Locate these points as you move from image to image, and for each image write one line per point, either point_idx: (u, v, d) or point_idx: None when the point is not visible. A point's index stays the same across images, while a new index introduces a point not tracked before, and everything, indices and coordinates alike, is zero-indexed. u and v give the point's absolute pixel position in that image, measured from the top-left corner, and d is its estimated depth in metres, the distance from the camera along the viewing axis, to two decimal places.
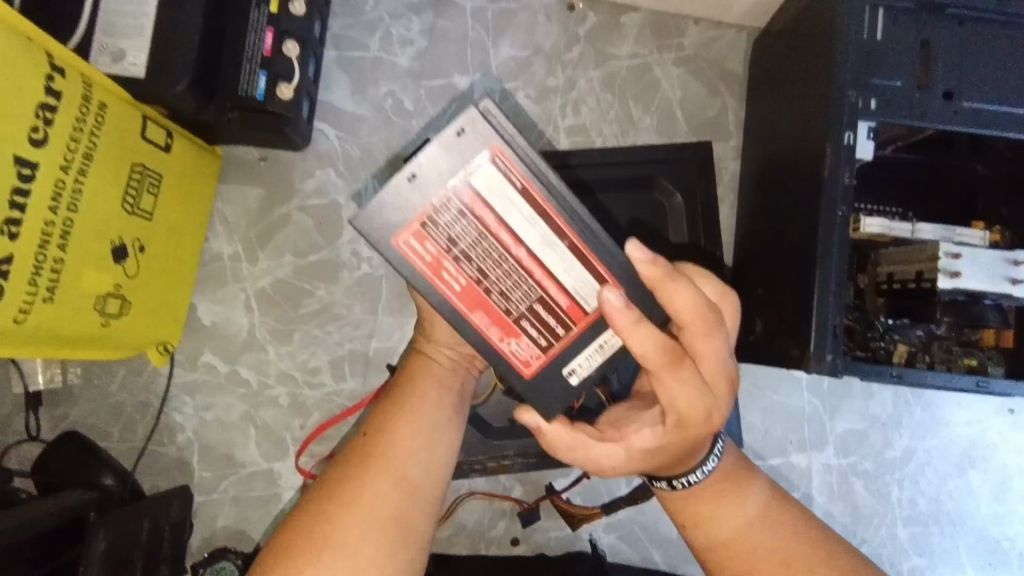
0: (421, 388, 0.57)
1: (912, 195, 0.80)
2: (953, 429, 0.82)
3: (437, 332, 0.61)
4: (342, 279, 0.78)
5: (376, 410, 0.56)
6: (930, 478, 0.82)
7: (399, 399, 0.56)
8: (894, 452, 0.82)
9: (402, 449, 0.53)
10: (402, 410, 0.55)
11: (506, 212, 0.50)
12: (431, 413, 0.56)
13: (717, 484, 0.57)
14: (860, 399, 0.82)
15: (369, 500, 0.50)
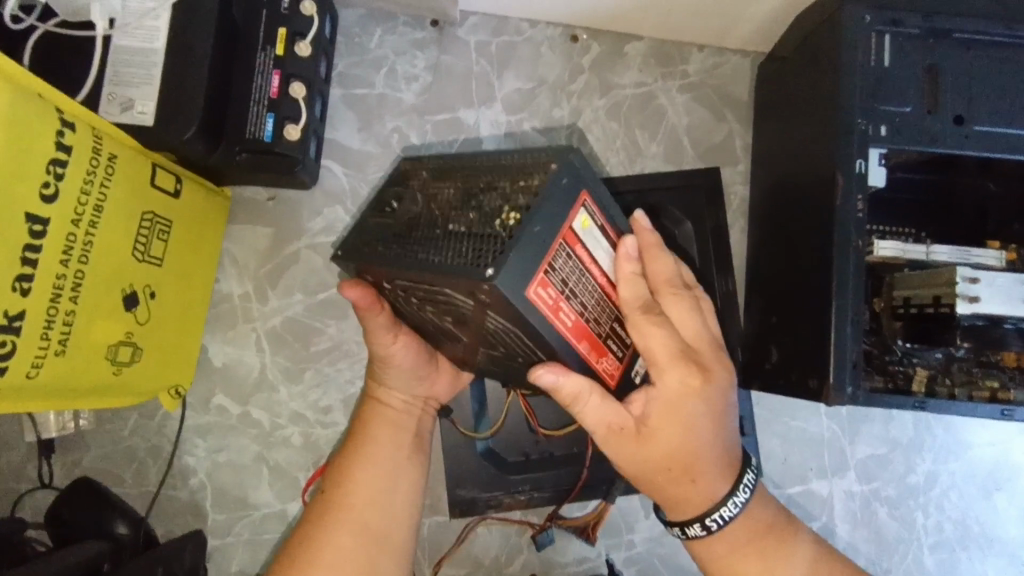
0: (372, 436, 0.64)
1: (924, 217, 0.79)
2: (977, 451, 0.80)
3: (390, 380, 0.65)
4: (353, 317, 0.78)
5: (335, 464, 0.62)
6: (956, 502, 0.80)
7: (352, 452, 0.63)
8: (917, 476, 0.80)
9: (356, 497, 0.60)
10: (358, 463, 0.62)
11: (595, 248, 0.46)
12: (382, 459, 0.63)
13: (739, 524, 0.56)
14: (880, 424, 0.81)
15: (333, 555, 0.57)
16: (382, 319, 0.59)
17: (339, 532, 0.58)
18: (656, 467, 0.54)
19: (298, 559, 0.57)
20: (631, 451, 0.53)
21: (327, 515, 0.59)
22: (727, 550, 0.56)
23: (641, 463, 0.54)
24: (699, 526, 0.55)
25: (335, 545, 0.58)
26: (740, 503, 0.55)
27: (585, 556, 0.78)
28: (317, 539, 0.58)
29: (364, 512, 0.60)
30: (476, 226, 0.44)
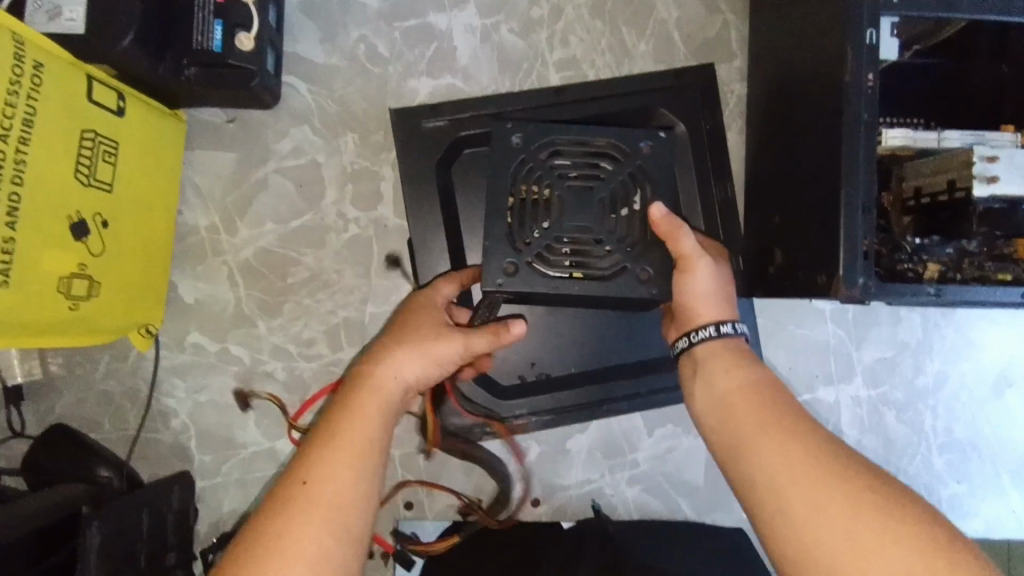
0: (352, 410, 0.51)
1: (938, 104, 0.73)
2: (986, 348, 0.77)
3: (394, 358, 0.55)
4: (330, 244, 0.73)
5: (307, 444, 0.49)
6: (966, 402, 0.77)
7: (318, 432, 0.50)
8: (925, 378, 0.77)
9: (309, 489, 0.47)
10: (334, 445, 0.49)
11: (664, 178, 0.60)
12: (356, 442, 0.49)
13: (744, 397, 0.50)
14: (887, 326, 0.78)
15: (296, 554, 0.44)
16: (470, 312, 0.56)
17: (285, 529, 0.45)
18: (721, 306, 0.56)
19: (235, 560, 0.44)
20: (708, 282, 0.56)
21: (277, 506, 0.46)
22: (709, 353, 0.54)
23: (705, 298, 0.56)
24: (710, 328, 0.55)
25: (276, 548, 0.44)
26: (733, 327, 0.55)
27: (588, 478, 0.75)
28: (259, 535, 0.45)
29: (337, 506, 0.46)
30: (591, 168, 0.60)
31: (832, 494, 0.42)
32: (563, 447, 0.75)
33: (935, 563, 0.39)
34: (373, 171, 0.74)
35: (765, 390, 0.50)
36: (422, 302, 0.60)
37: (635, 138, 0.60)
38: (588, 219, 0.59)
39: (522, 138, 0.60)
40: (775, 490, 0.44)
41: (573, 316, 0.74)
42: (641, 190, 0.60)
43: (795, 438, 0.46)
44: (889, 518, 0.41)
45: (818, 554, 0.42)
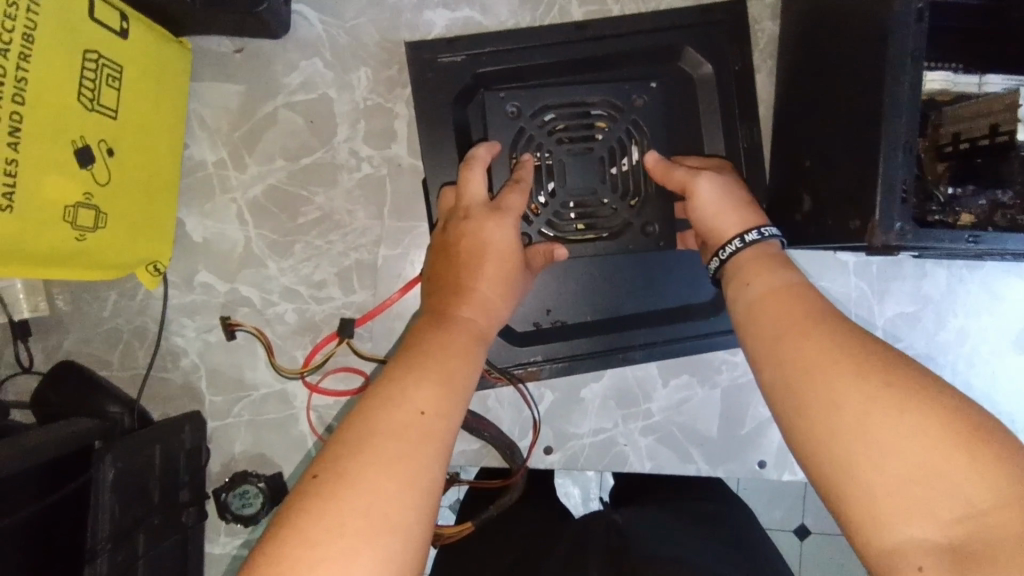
0: (442, 338, 0.50)
1: (991, 43, 0.68)
2: (1012, 304, 0.75)
3: (470, 293, 0.55)
4: (342, 184, 0.71)
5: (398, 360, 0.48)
6: (986, 358, 0.75)
7: (414, 359, 0.48)
8: (947, 333, 0.75)
9: (421, 416, 0.44)
10: (426, 362, 0.48)
11: (657, 136, 0.70)
12: (458, 378, 0.48)
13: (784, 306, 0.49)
14: (912, 280, 0.75)
15: (396, 457, 0.42)
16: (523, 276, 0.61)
17: (396, 451, 0.42)
18: (739, 215, 0.59)
19: (342, 466, 0.41)
20: (711, 194, 0.60)
21: (381, 428, 0.43)
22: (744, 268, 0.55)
23: (717, 210, 0.60)
24: (737, 241, 0.57)
25: (386, 465, 0.41)
26: (759, 234, 0.57)
27: (601, 427, 0.74)
28: (361, 451, 0.42)
29: (432, 416, 0.45)
30: (585, 130, 0.69)
31: (849, 384, 0.42)
32: (577, 395, 0.74)
33: (956, 442, 0.38)
34: (387, 108, 0.71)
35: (790, 297, 0.50)
36: (496, 237, 0.58)
37: (629, 94, 0.69)
38: (589, 180, 0.68)
39: (517, 108, 0.69)
40: (795, 386, 0.45)
41: (590, 262, 0.72)
42: (635, 142, 0.69)
43: (810, 336, 0.46)
44: (908, 403, 0.40)
45: (851, 448, 0.41)
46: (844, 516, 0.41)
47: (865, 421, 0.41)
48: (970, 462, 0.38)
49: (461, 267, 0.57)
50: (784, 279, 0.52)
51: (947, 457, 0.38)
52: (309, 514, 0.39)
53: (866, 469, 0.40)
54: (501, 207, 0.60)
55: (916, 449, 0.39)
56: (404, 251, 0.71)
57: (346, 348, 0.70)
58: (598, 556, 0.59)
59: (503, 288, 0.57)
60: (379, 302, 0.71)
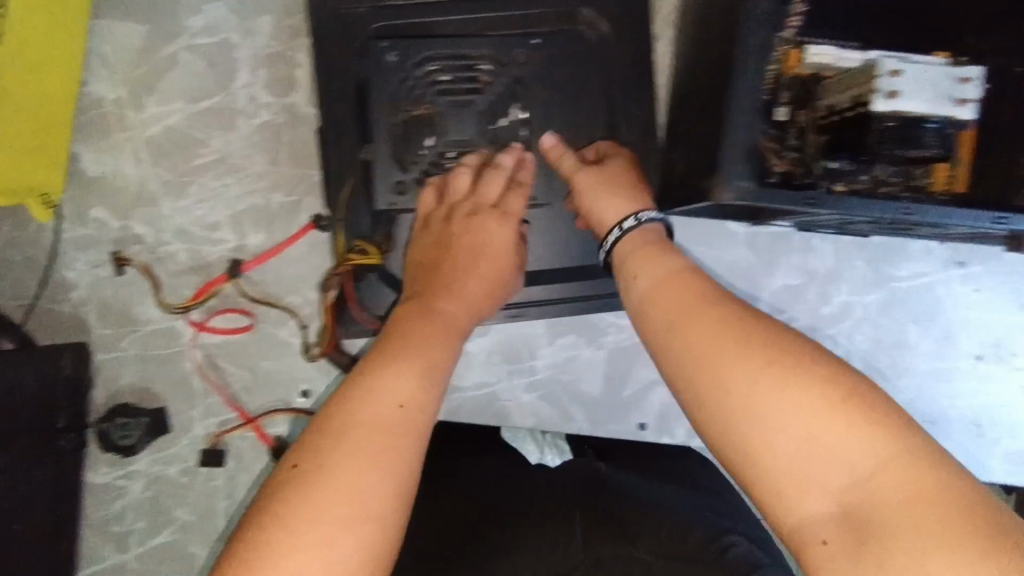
0: (419, 336, 0.54)
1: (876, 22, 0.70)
2: (897, 283, 0.77)
3: (453, 290, 0.60)
4: (239, 129, 0.72)
5: (375, 352, 0.52)
6: (867, 334, 0.77)
7: (390, 353, 0.52)
8: (830, 307, 0.77)
9: (398, 407, 0.48)
10: (402, 353, 0.52)
11: (542, 92, 0.70)
12: (435, 361, 0.53)
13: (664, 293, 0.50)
14: (798, 253, 0.77)
15: (375, 448, 0.46)
16: (513, 276, 0.66)
17: (379, 443, 0.46)
18: (622, 201, 0.61)
19: (328, 455, 0.45)
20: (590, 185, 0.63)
21: (367, 417, 0.47)
22: (628, 255, 0.56)
23: (599, 197, 0.62)
24: (614, 230, 0.58)
25: (368, 455, 0.45)
26: (636, 220, 0.58)
27: (484, 381, 0.76)
28: (345, 442, 0.46)
29: (405, 396, 0.49)
30: (467, 83, 0.69)
31: (747, 357, 0.44)
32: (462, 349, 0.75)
33: (839, 402, 0.41)
34: (287, 57, 0.72)
35: (689, 283, 0.50)
36: (493, 237, 0.64)
37: (511, 49, 0.69)
38: (468, 133, 0.70)
39: (399, 57, 0.69)
40: (695, 384, 0.45)
41: None
42: (516, 97, 0.70)
43: (710, 308, 0.47)
44: (794, 375, 0.42)
45: (767, 433, 0.42)
46: (758, 502, 0.43)
47: (757, 404, 0.42)
48: (849, 426, 0.40)
49: (455, 263, 0.62)
50: (671, 269, 0.52)
51: (830, 420, 0.40)
52: (278, 510, 0.43)
53: (772, 454, 0.41)
54: (504, 209, 0.65)
55: (809, 418, 0.41)
56: (298, 198, 0.72)
57: (233, 289, 0.71)
58: (575, 500, 0.62)
59: (471, 288, 0.61)
60: (271, 246, 0.72)
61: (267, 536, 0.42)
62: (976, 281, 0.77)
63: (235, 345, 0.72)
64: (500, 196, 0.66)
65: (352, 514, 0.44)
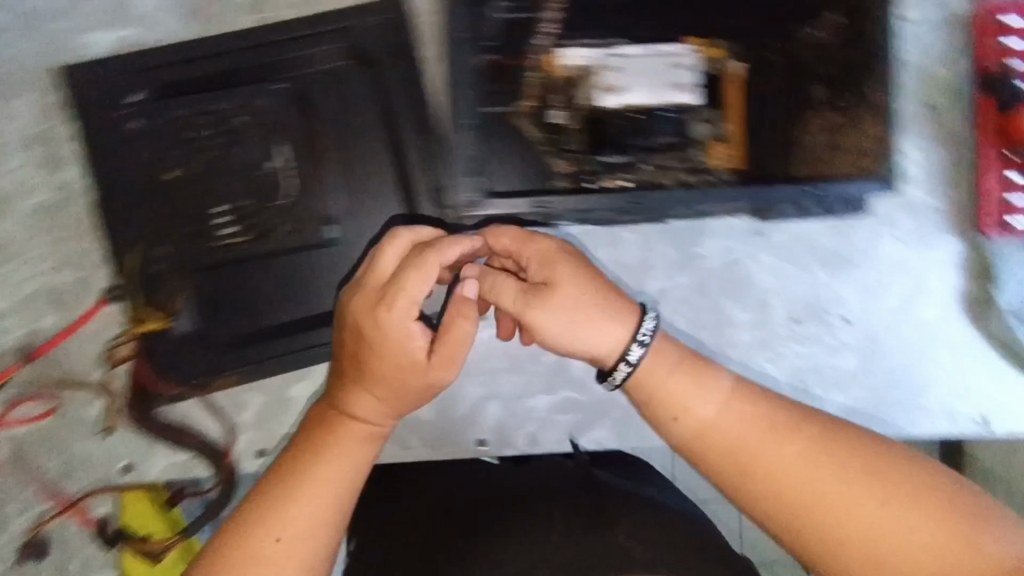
0: (331, 450, 0.59)
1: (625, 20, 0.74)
2: (706, 261, 0.79)
3: (361, 399, 0.59)
4: (13, 212, 0.71)
5: (294, 458, 0.59)
6: (686, 315, 0.78)
7: (303, 466, 0.58)
8: (645, 296, 0.78)
9: (287, 532, 0.55)
10: (316, 464, 0.58)
11: (298, 133, 0.72)
12: (342, 476, 0.58)
13: (657, 365, 0.58)
14: (607, 247, 0.78)
15: (267, 572, 0.55)
16: (440, 359, 0.58)
17: (268, 569, 0.55)
18: (583, 333, 0.58)
19: (225, 568, 0.54)
20: (607, 313, 0.58)
21: (276, 530, 0.55)
22: (588, 345, 0.58)
23: (568, 326, 0.58)
24: (625, 365, 0.58)
25: (263, 574, 0.54)
26: (643, 346, 0.58)
27: None
28: (239, 565, 0.54)
29: (304, 517, 0.56)
30: (219, 136, 0.72)
31: (769, 414, 0.56)
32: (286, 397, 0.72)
33: (769, 433, 0.55)
34: (50, 131, 0.71)
35: (715, 437, 0.56)
36: (388, 330, 0.57)
37: (252, 96, 0.72)
38: (231, 184, 0.72)
39: (143, 124, 0.71)
40: (743, 485, 0.55)
41: (269, 263, 0.72)
42: (274, 143, 0.72)
43: (614, 332, 0.58)
44: (790, 429, 0.55)
45: (761, 463, 0.54)
46: (755, 519, 0.56)
47: (747, 441, 0.55)
48: (815, 457, 0.54)
49: (365, 359, 0.58)
50: (697, 395, 0.57)
51: (789, 447, 0.54)
52: (227, 574, 0.54)
53: (779, 482, 0.54)
54: (387, 296, 0.57)
55: (809, 463, 0.54)
56: (85, 271, 0.71)
57: (32, 374, 0.70)
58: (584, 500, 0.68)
59: (396, 389, 0.58)
60: (66, 325, 0.71)
61: None
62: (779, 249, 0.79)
63: (44, 431, 0.70)
64: (413, 283, 0.57)
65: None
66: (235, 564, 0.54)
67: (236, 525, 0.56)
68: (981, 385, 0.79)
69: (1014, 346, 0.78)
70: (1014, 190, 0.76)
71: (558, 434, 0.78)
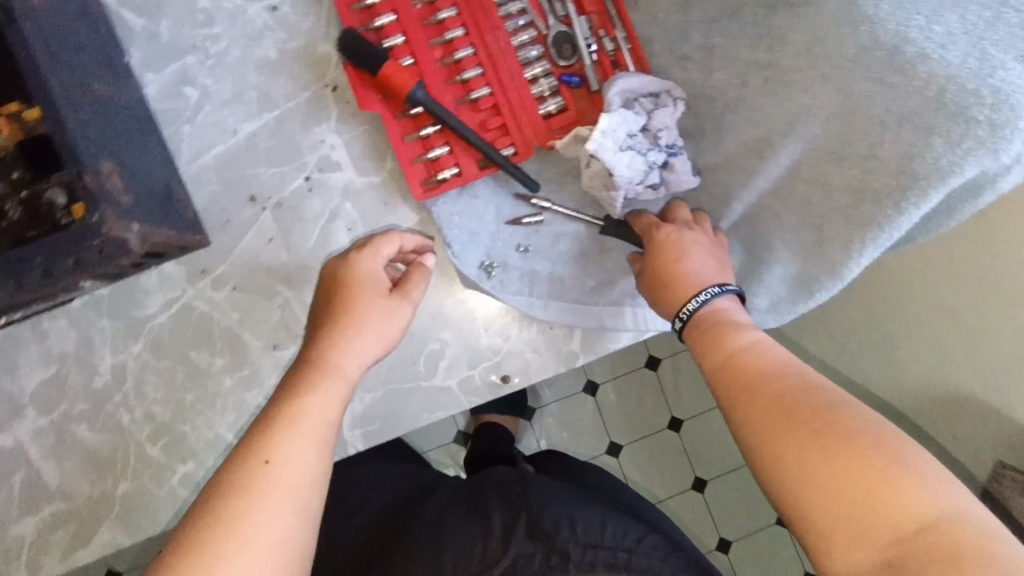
0: (314, 391, 0.60)
1: None
2: (157, 317, 0.73)
3: (343, 341, 0.63)
4: None
5: (279, 396, 0.60)
6: (155, 382, 0.73)
7: (284, 414, 0.58)
8: (102, 378, 0.72)
9: (274, 467, 0.55)
10: (302, 399, 0.59)
11: None
12: (329, 417, 0.59)
13: (719, 313, 0.65)
14: (35, 344, 0.71)
15: (265, 522, 0.52)
16: (387, 310, 0.66)
17: (270, 514, 0.53)
18: (690, 276, 0.67)
19: (231, 509, 0.52)
20: (683, 272, 0.67)
21: (280, 464, 0.55)
22: (671, 305, 0.68)
23: (663, 281, 0.68)
24: (675, 321, 0.67)
25: (281, 510, 0.53)
26: (689, 306, 0.66)
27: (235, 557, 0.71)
28: (245, 513, 0.52)
29: (287, 469, 0.55)
30: None
31: (778, 357, 0.58)
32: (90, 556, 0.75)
33: (794, 378, 0.56)
34: None
35: (738, 366, 0.59)
36: (363, 265, 0.66)
37: None
38: None
39: None
40: (735, 405, 0.58)
41: None
42: None
43: (662, 278, 0.69)
44: (805, 375, 0.56)
45: (758, 397, 0.56)
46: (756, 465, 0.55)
47: (736, 372, 0.59)
48: (819, 398, 0.53)
49: (341, 302, 0.65)
50: (735, 330, 0.62)
51: (787, 399, 0.54)
52: (237, 491, 0.53)
53: (767, 400, 0.55)
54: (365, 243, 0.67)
55: (816, 396, 0.53)
56: None
57: None
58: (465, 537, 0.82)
59: (361, 323, 0.64)
60: None
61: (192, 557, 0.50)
62: (229, 281, 0.73)
63: None
64: (381, 241, 0.67)
65: (305, 507, 0.55)
66: (241, 482, 0.53)
67: (248, 445, 0.56)
68: (490, 339, 0.76)
69: (500, 299, 0.75)
70: (433, 146, 0.73)
71: (56, 554, 0.72)
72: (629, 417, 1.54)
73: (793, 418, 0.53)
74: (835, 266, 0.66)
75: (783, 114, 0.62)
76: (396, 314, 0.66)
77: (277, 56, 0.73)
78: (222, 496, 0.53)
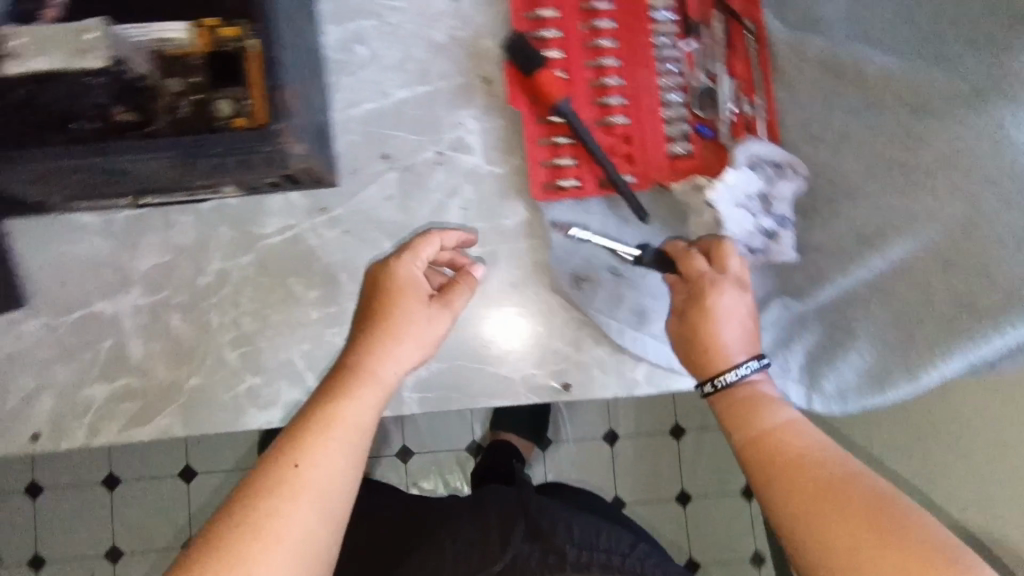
0: (350, 398, 0.65)
1: None
2: (270, 238, 0.78)
3: (387, 352, 0.68)
4: None
5: (314, 401, 0.65)
6: (251, 296, 0.78)
7: (319, 417, 0.63)
8: (206, 278, 0.77)
9: (304, 468, 0.59)
10: (336, 403, 0.64)
11: None
12: (361, 422, 0.64)
13: (747, 391, 0.67)
14: (159, 230, 0.77)
15: (294, 518, 0.57)
16: (427, 316, 0.71)
17: (300, 511, 0.57)
18: (728, 347, 0.69)
19: (268, 505, 0.57)
20: (723, 337, 0.69)
21: (312, 463, 0.59)
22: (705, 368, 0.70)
23: (701, 342, 0.70)
24: (707, 384, 0.69)
25: (314, 511, 0.57)
26: (731, 376, 0.67)
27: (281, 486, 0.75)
28: (275, 511, 0.56)
29: (316, 473, 0.59)
30: None
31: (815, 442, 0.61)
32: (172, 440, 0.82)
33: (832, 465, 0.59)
34: None
35: (770, 444, 0.62)
36: (405, 272, 0.72)
37: None
38: None
39: None
40: (767, 482, 0.61)
41: None
42: None
43: (703, 340, 0.69)
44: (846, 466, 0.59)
45: (796, 478, 0.59)
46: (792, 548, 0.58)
47: (771, 452, 0.62)
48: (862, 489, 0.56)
49: (385, 315, 0.70)
50: (767, 407, 0.65)
51: (828, 484, 0.57)
52: (269, 489, 0.57)
53: (806, 483, 0.58)
54: (411, 248, 0.73)
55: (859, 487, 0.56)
56: None
57: None
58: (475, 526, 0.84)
59: (400, 331, 0.69)
60: None
61: (225, 548, 0.54)
62: (343, 224, 0.78)
63: None
64: (423, 246, 0.73)
65: (332, 509, 0.59)
66: (274, 481, 0.58)
67: (282, 446, 0.61)
68: (560, 345, 0.79)
69: (582, 309, 0.78)
70: (562, 154, 0.79)
71: (117, 424, 0.76)
72: (644, 476, 1.53)
73: (835, 504, 0.56)
74: (913, 369, 0.67)
75: (902, 213, 0.65)
76: (436, 328, 0.71)
77: (444, 40, 0.79)
78: (255, 491, 0.57)
